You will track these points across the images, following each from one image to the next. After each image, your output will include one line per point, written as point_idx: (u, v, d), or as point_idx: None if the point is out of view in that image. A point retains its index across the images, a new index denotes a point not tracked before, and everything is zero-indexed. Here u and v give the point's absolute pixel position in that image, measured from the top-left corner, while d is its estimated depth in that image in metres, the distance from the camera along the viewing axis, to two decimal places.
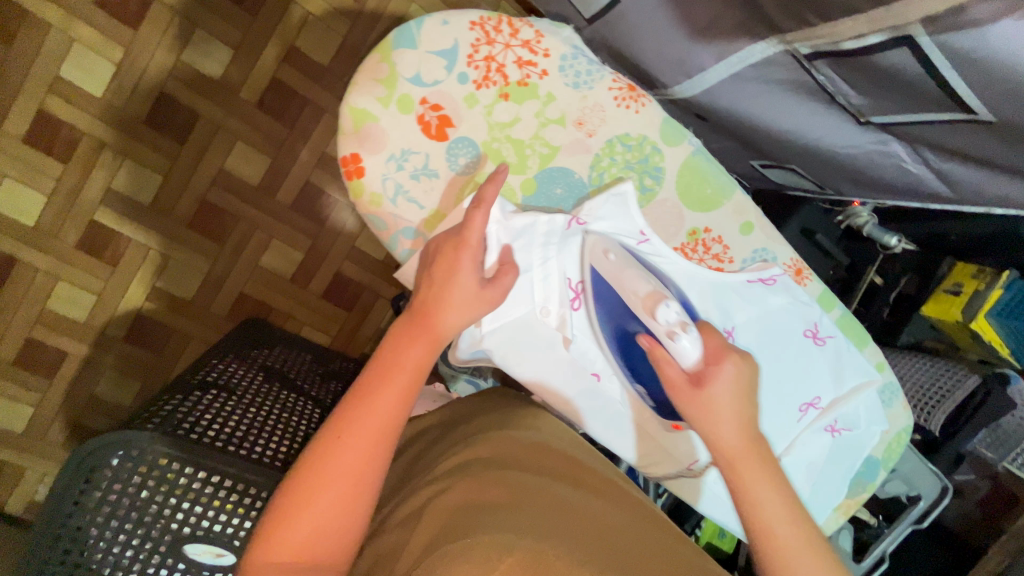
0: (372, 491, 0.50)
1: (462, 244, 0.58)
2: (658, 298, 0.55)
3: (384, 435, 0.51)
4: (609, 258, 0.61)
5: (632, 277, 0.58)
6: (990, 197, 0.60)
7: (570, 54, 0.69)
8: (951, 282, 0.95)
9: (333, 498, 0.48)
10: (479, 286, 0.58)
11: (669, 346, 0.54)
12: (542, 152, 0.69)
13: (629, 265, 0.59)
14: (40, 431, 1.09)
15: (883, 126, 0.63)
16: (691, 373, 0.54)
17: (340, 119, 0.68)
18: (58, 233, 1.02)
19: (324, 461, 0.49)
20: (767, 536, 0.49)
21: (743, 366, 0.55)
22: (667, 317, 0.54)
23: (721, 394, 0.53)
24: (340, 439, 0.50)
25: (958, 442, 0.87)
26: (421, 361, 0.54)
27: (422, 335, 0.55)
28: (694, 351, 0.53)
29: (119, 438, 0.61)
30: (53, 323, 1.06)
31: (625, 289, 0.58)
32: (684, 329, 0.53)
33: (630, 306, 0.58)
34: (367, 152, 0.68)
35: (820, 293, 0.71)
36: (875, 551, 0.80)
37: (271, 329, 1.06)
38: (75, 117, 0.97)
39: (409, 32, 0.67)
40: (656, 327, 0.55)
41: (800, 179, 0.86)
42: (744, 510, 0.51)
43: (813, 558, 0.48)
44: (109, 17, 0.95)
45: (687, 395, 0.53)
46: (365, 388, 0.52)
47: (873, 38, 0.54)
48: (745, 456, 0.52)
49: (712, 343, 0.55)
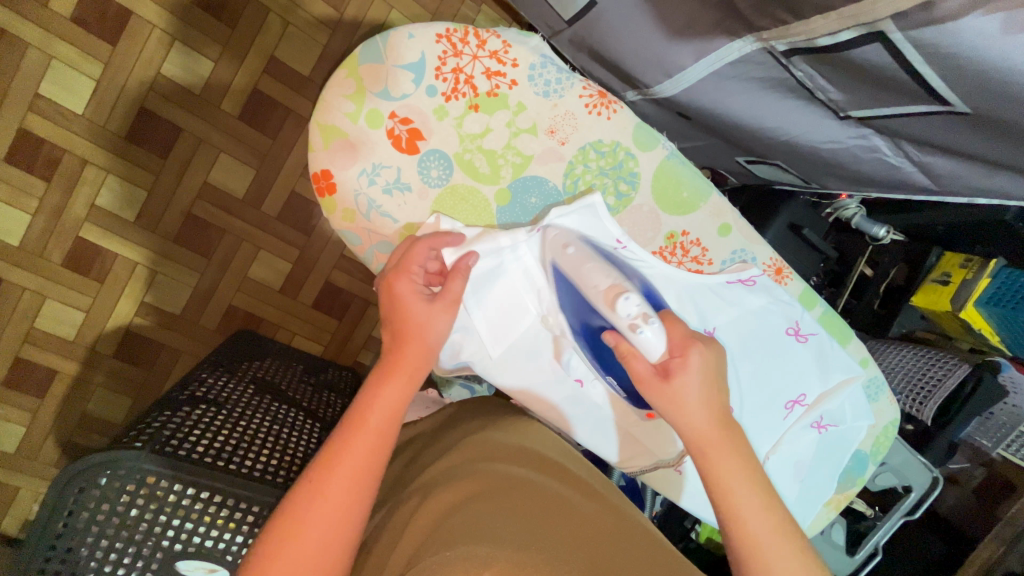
0: (352, 535, 0.49)
1: (399, 271, 0.60)
2: (618, 291, 0.56)
3: (363, 476, 0.50)
4: (569, 252, 0.62)
5: (591, 270, 0.59)
6: (972, 188, 0.60)
7: (539, 63, 0.68)
8: (939, 273, 0.96)
9: (313, 543, 0.47)
10: (428, 301, 0.58)
11: (633, 339, 0.54)
12: (514, 162, 0.70)
13: (589, 259, 0.60)
14: (33, 449, 1.09)
15: (863, 121, 0.63)
16: (658, 366, 0.53)
17: (309, 136, 0.69)
18: (43, 251, 1.01)
19: (302, 505, 0.48)
20: (738, 525, 0.47)
21: (708, 351, 0.55)
22: (627, 310, 0.55)
23: (692, 386, 0.52)
24: (318, 480, 0.49)
25: (950, 432, 0.88)
26: (397, 401, 0.55)
27: (396, 374, 0.55)
28: (659, 341, 0.53)
29: (107, 457, 0.61)
30: (41, 342, 1.06)
31: (585, 283, 0.59)
32: (645, 319, 0.54)
33: (592, 301, 0.59)
34: (337, 168, 0.68)
35: (801, 291, 0.71)
36: (867, 542, 0.81)
37: (261, 340, 1.05)
38: (57, 135, 0.97)
39: (375, 46, 0.67)
40: (618, 320, 0.55)
41: (785, 174, 0.85)
42: (716, 495, 0.49)
43: (786, 546, 0.46)
44: (87, 33, 0.94)
45: (656, 389, 0.52)
46: (353, 419, 0.53)
47: (845, 34, 0.54)
48: (717, 443, 0.50)
49: (677, 334, 0.55)
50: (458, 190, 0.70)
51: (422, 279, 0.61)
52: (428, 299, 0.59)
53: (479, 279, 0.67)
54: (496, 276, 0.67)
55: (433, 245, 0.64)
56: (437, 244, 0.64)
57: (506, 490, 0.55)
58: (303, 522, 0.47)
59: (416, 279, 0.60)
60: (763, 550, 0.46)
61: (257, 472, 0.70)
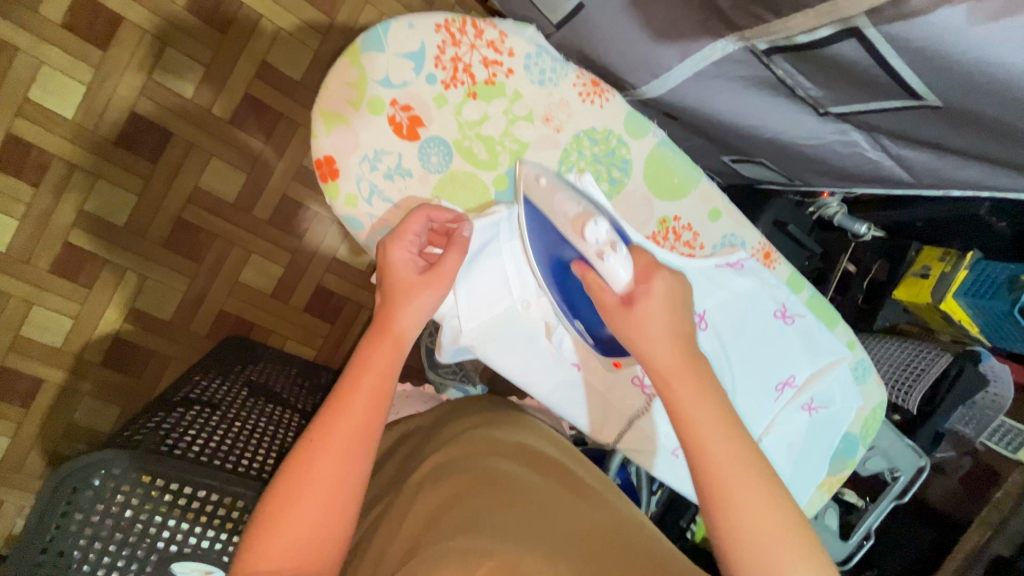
0: (356, 494, 0.50)
1: (396, 238, 0.61)
2: (587, 220, 0.58)
3: (360, 438, 0.51)
4: (541, 183, 0.64)
5: (562, 200, 0.61)
6: (947, 178, 0.63)
7: (535, 53, 0.70)
8: (919, 266, 0.98)
9: (315, 505, 0.47)
10: (417, 274, 0.59)
11: (600, 267, 0.56)
12: (511, 148, 0.71)
13: (559, 189, 0.63)
14: (17, 462, 1.06)
15: (842, 116, 0.66)
16: (623, 295, 0.55)
17: (312, 123, 0.69)
18: (30, 258, 1.00)
19: (301, 470, 0.48)
20: (700, 451, 0.47)
21: (673, 281, 0.55)
22: (596, 237, 0.57)
23: (654, 313, 0.53)
24: (317, 442, 0.50)
25: (935, 421, 0.91)
26: (389, 364, 0.55)
27: (384, 337, 0.56)
28: (625, 273, 0.55)
29: (95, 459, 0.60)
30: (26, 349, 1.04)
31: (556, 214, 0.62)
32: (613, 247, 0.56)
33: (562, 230, 0.61)
34: (340, 154, 0.69)
35: (789, 275, 0.74)
36: (860, 529, 0.83)
37: (253, 345, 1.05)
38: (45, 140, 0.96)
39: (376, 34, 0.67)
40: (587, 249, 0.57)
41: (768, 171, 0.88)
42: (681, 426, 0.48)
43: (746, 474, 0.46)
44: (76, 38, 0.94)
45: (619, 317, 0.54)
46: (343, 391, 0.53)
47: (823, 31, 0.56)
48: (679, 374, 0.50)
49: (643, 262, 0.56)
50: (457, 176, 0.71)
51: (417, 246, 0.62)
52: (420, 271, 0.60)
53: (477, 261, 0.67)
54: (488, 256, 0.67)
55: (434, 213, 0.64)
56: (438, 215, 0.65)
57: (487, 475, 0.56)
58: (305, 485, 0.48)
59: (411, 248, 0.61)
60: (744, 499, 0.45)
61: (253, 471, 0.70)
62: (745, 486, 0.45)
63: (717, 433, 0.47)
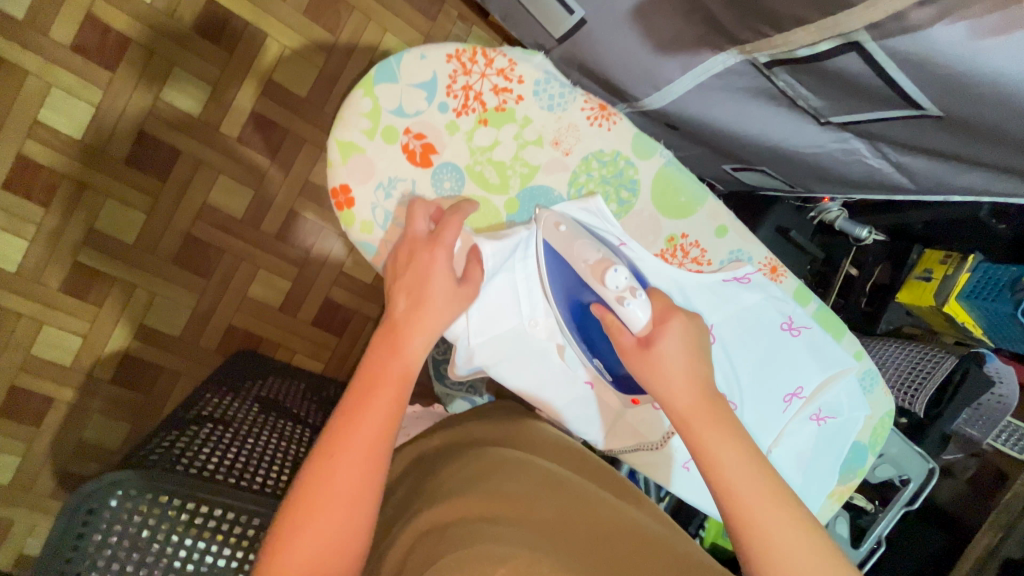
0: (371, 502, 0.49)
1: (433, 242, 0.62)
2: (607, 266, 0.59)
3: (381, 439, 0.51)
4: (560, 230, 0.64)
5: (582, 247, 0.62)
6: (949, 186, 0.64)
7: (544, 79, 0.71)
8: (921, 269, 0.99)
9: (337, 503, 0.48)
10: (455, 285, 0.61)
11: (619, 312, 0.57)
12: (522, 172, 0.72)
13: (578, 236, 0.63)
14: (28, 480, 1.07)
15: (843, 125, 0.67)
16: (641, 337, 0.56)
17: (327, 153, 0.69)
18: (41, 277, 1.01)
19: (324, 474, 0.48)
20: (725, 492, 0.47)
21: (689, 323, 0.57)
22: (616, 282, 0.58)
23: (673, 351, 0.54)
24: (332, 451, 0.49)
25: (942, 422, 0.91)
26: (407, 369, 0.56)
27: (404, 342, 0.57)
28: (643, 315, 0.56)
29: (116, 478, 0.61)
30: (37, 369, 1.04)
31: (575, 258, 0.62)
32: (633, 293, 0.57)
33: (582, 276, 0.62)
34: (356, 182, 0.69)
35: (795, 288, 0.74)
36: (871, 535, 0.83)
37: (263, 359, 1.05)
38: (55, 160, 0.98)
39: (389, 66, 0.68)
40: (606, 293, 0.58)
41: (770, 180, 0.89)
42: (704, 466, 0.49)
43: (778, 512, 0.46)
44: (85, 60, 0.96)
45: (639, 359, 0.55)
46: (356, 399, 0.52)
47: (824, 45, 0.57)
48: (698, 413, 0.51)
49: (659, 304, 0.58)
50: (471, 202, 0.71)
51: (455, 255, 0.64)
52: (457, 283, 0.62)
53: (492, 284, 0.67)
54: (499, 275, 0.67)
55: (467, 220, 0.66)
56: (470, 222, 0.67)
57: (520, 506, 0.54)
58: (328, 488, 0.48)
59: (450, 255, 0.62)
60: (746, 496, 0.46)
61: (270, 489, 0.70)
62: (777, 523, 0.45)
63: (724, 444, 0.49)
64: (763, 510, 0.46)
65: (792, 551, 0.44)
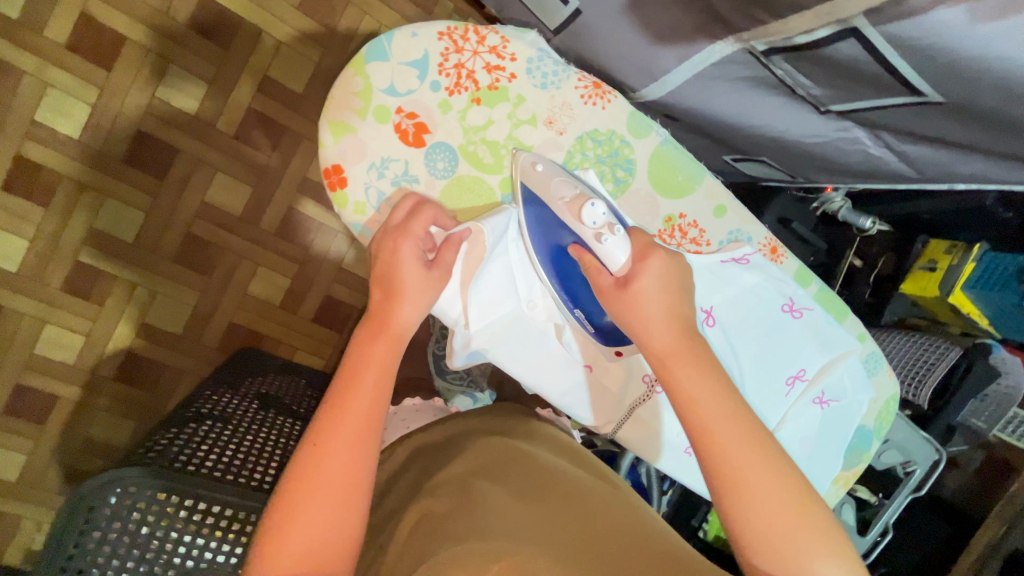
0: (365, 492, 0.50)
1: (404, 232, 0.61)
2: (584, 202, 0.60)
3: (365, 433, 0.50)
4: (537, 170, 0.67)
5: (559, 185, 0.64)
6: (951, 174, 0.63)
7: (536, 57, 0.71)
8: (925, 260, 0.98)
9: (329, 497, 0.48)
10: (425, 270, 0.59)
11: (598, 249, 0.58)
12: (516, 153, 0.71)
13: (556, 176, 0.65)
14: (36, 477, 1.08)
15: (843, 114, 0.66)
16: (619, 277, 0.56)
17: (320, 133, 0.70)
18: (43, 277, 1.02)
19: (313, 468, 0.48)
20: (706, 441, 0.46)
21: (670, 261, 0.56)
22: (593, 219, 0.59)
23: (650, 291, 0.54)
24: (320, 445, 0.49)
25: (947, 415, 0.90)
26: (388, 360, 0.54)
27: (383, 333, 0.55)
28: (622, 255, 0.56)
29: (115, 475, 0.62)
30: (41, 367, 1.05)
31: (553, 198, 0.64)
32: (610, 230, 0.58)
33: (561, 215, 0.63)
34: (348, 162, 0.69)
35: (796, 270, 0.75)
36: (877, 522, 0.83)
37: (264, 356, 1.06)
38: (54, 160, 0.98)
39: (380, 44, 0.68)
40: (585, 231, 0.60)
41: (771, 169, 0.88)
42: (683, 410, 0.48)
43: (760, 461, 0.46)
44: (81, 60, 0.96)
45: (616, 298, 0.55)
46: (341, 390, 0.52)
47: (822, 32, 0.56)
48: (675, 352, 0.50)
49: (639, 242, 0.57)
50: (464, 181, 0.71)
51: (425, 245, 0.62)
52: (427, 266, 0.60)
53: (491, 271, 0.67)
54: (497, 260, 0.68)
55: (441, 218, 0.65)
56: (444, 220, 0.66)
57: (513, 502, 0.53)
58: (315, 486, 0.48)
59: (419, 243, 0.61)
60: (745, 478, 0.45)
61: (266, 485, 0.71)
62: (758, 472, 0.45)
63: (723, 423, 0.47)
64: (761, 491, 0.45)
65: (771, 499, 0.44)
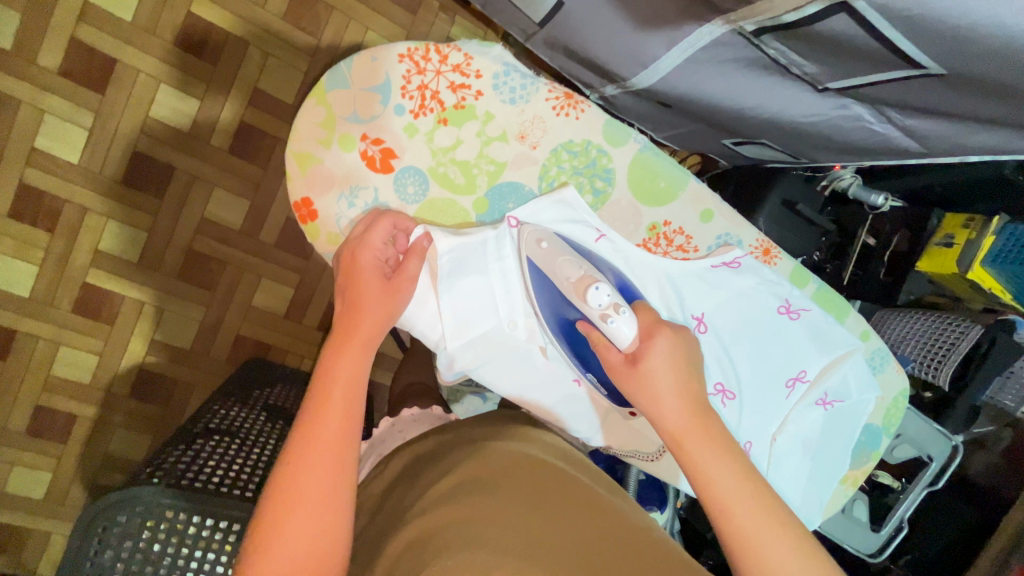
0: (348, 504, 0.50)
1: (362, 244, 0.63)
2: (589, 283, 0.60)
3: (344, 439, 0.51)
4: (542, 247, 0.65)
5: (564, 263, 0.63)
6: (962, 148, 0.60)
7: (502, 72, 0.69)
8: (942, 235, 0.93)
9: (310, 513, 0.47)
10: (385, 280, 0.61)
11: (604, 328, 0.59)
12: (488, 170, 0.71)
13: (560, 252, 0.64)
14: (61, 493, 1.11)
15: (842, 91, 0.63)
16: (629, 354, 0.57)
17: (285, 165, 0.70)
18: (53, 300, 1.04)
19: (290, 486, 0.48)
20: (720, 510, 0.47)
21: (676, 339, 0.58)
22: (599, 300, 0.59)
23: (660, 369, 0.55)
24: (297, 460, 0.49)
25: (970, 394, 0.88)
26: (358, 366, 0.55)
27: (352, 343, 0.56)
28: (629, 331, 0.58)
29: (124, 495, 0.63)
30: (58, 387, 1.08)
31: (557, 275, 0.63)
32: (615, 310, 0.58)
33: (565, 293, 0.63)
34: (317, 194, 0.69)
35: (792, 269, 0.72)
36: (893, 517, 0.81)
37: (274, 366, 1.07)
38: (57, 186, 1.00)
39: (340, 72, 0.69)
40: (590, 311, 0.60)
41: (774, 152, 0.85)
42: (699, 487, 0.49)
43: (780, 534, 0.46)
44: (75, 85, 0.97)
45: (626, 376, 0.56)
46: (313, 406, 0.52)
47: (810, 8, 0.53)
48: (690, 432, 0.51)
49: (645, 320, 0.59)
50: (436, 204, 0.71)
51: (384, 253, 0.64)
52: (387, 275, 0.62)
53: (461, 288, 0.69)
54: (469, 272, 0.69)
55: (398, 219, 0.67)
56: (401, 221, 0.67)
57: (510, 511, 0.53)
58: (299, 496, 0.48)
59: (379, 254, 0.63)
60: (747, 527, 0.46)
61: None
62: (776, 547, 0.45)
63: (730, 482, 0.48)
64: (766, 542, 0.45)
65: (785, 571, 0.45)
